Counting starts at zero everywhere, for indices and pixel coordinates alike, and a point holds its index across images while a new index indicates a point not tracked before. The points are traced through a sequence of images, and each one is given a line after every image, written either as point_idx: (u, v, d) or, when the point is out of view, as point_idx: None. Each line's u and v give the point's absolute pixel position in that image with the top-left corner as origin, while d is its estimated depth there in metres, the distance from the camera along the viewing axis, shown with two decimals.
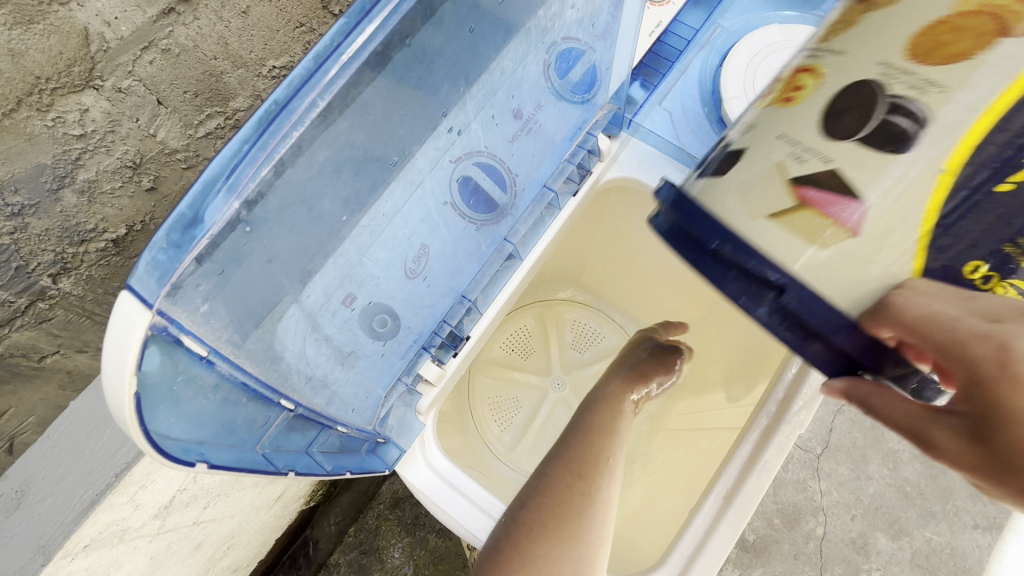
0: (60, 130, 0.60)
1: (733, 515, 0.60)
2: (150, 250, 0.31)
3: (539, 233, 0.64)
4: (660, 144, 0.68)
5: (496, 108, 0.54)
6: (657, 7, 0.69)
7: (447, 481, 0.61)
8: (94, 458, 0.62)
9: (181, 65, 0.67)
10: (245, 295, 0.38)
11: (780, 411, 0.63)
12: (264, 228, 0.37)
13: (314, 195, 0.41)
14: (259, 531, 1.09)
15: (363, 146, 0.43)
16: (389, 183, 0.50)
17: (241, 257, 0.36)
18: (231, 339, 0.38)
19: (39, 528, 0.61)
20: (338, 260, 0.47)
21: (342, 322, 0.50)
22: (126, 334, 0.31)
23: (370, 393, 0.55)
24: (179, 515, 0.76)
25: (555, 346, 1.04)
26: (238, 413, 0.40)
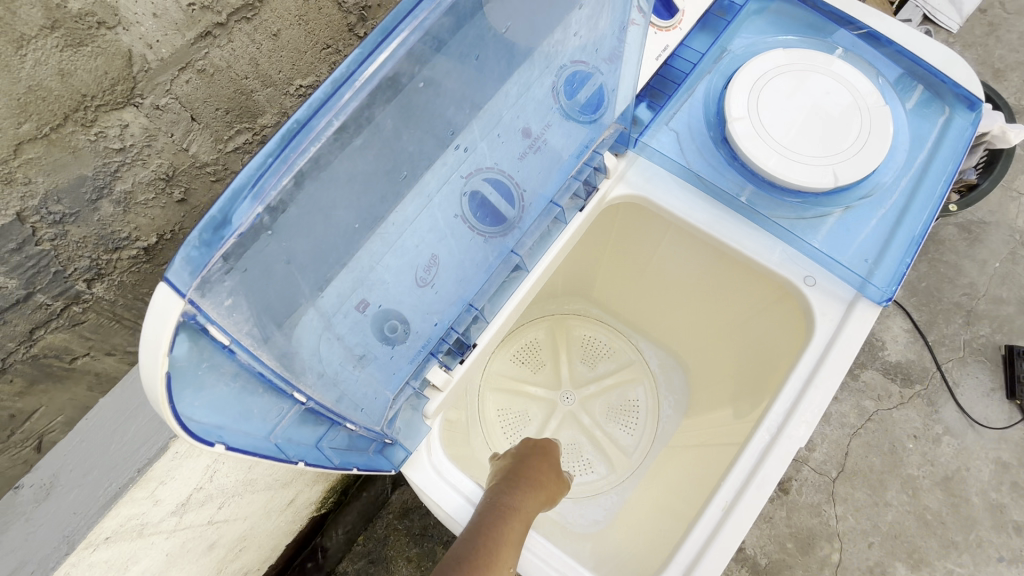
0: (101, 144, 0.64)
1: (731, 528, 0.60)
2: (183, 249, 0.34)
3: (545, 245, 0.66)
4: (665, 163, 0.70)
5: (503, 128, 0.56)
6: (663, 29, 0.69)
7: (443, 477, 0.63)
8: (119, 453, 0.66)
9: (215, 84, 0.72)
10: (263, 291, 0.41)
11: (780, 426, 0.63)
12: (284, 234, 0.40)
13: (330, 207, 0.44)
14: (270, 535, 1.12)
15: (374, 161, 0.46)
16: (401, 197, 0.52)
17: (260, 259, 0.39)
18: (254, 334, 0.41)
19: (63, 518, 0.64)
20: (352, 268, 0.50)
21: (353, 325, 0.52)
22: (161, 322, 0.34)
23: (379, 395, 0.56)
24: (195, 513, 0.79)
25: (565, 361, 1.08)
26: (253, 402, 0.43)
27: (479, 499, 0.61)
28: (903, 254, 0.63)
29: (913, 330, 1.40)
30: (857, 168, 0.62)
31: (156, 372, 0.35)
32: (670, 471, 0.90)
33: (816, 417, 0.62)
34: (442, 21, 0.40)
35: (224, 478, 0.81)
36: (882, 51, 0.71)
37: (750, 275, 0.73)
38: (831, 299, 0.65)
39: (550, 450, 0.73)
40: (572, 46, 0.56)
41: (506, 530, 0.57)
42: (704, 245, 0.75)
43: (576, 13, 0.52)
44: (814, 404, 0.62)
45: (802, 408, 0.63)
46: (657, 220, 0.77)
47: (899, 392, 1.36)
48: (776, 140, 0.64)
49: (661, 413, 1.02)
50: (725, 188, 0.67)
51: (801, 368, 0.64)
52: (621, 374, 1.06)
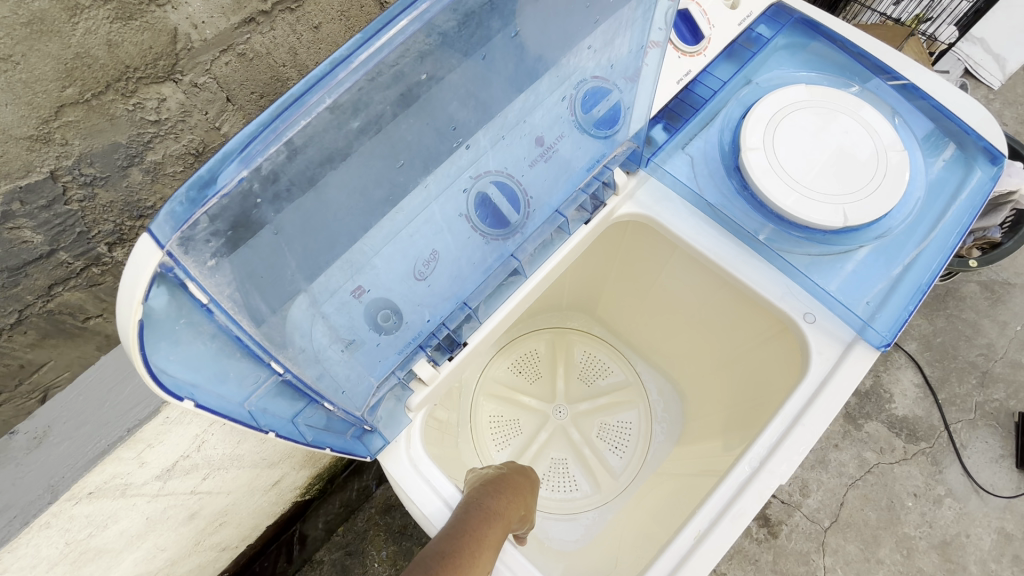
0: (137, 114, 0.66)
1: (703, 555, 0.59)
2: (170, 203, 0.34)
3: (547, 252, 0.67)
4: (676, 185, 0.70)
5: (510, 131, 0.56)
6: (689, 56, 0.68)
7: (417, 469, 0.63)
8: (113, 411, 0.68)
9: (252, 68, 0.75)
10: (250, 262, 0.41)
11: (762, 460, 0.62)
12: (282, 212, 0.41)
13: (327, 192, 0.44)
14: (251, 513, 1.15)
15: (378, 155, 0.46)
16: (405, 194, 0.52)
17: (249, 233, 0.40)
18: (241, 300, 0.41)
19: (50, 468, 0.65)
20: (351, 256, 0.51)
21: (345, 310, 0.53)
22: (140, 272, 0.34)
23: (363, 379, 0.57)
24: (178, 480, 0.82)
25: (562, 375, 1.09)
26: (231, 366, 0.44)
27: (460, 500, 0.61)
28: (906, 301, 0.62)
29: (923, 385, 1.37)
30: (869, 210, 0.62)
31: (129, 319, 0.35)
32: (653, 500, 0.88)
33: (800, 456, 0.61)
34: (451, 18, 0.40)
35: (208, 448, 0.83)
36: (916, 103, 0.71)
37: (752, 310, 0.73)
38: (829, 340, 0.64)
39: (529, 470, 0.73)
40: (588, 61, 0.56)
41: (488, 529, 0.56)
42: (707, 273, 0.75)
43: (596, 29, 0.53)
44: (799, 442, 0.61)
45: (787, 446, 0.61)
46: (664, 246, 0.77)
47: (903, 447, 1.32)
48: (788, 173, 0.64)
49: (651, 439, 1.02)
50: (733, 217, 0.67)
51: (791, 406, 0.63)
52: (615, 394, 1.07)
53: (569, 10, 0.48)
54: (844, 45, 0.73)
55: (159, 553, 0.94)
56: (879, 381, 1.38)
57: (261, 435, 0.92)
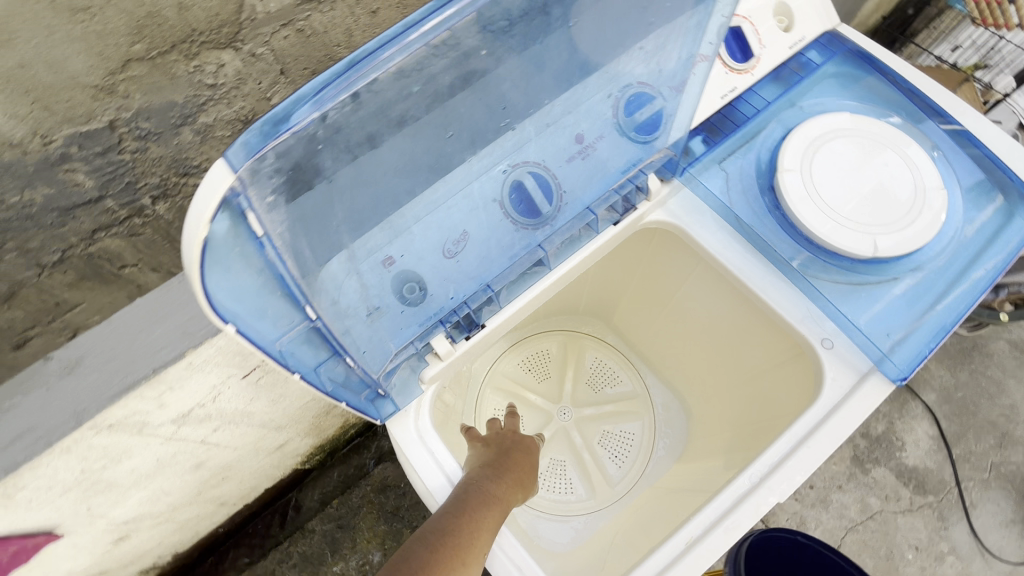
0: (196, 76, 0.70)
1: (693, 560, 0.60)
2: (245, 134, 0.36)
3: (572, 249, 0.69)
4: (707, 197, 0.71)
5: (555, 123, 0.57)
6: (737, 74, 0.68)
7: (421, 439, 0.65)
8: (141, 349, 0.71)
9: (309, 44, 0.78)
10: (305, 207, 0.43)
11: (762, 476, 0.62)
12: (338, 167, 0.43)
13: (376, 155, 0.45)
14: (253, 473, 1.18)
15: (425, 133, 0.47)
16: (450, 168, 0.53)
17: (309, 176, 0.41)
18: (287, 240, 0.43)
19: (77, 397, 0.69)
20: (389, 224, 0.53)
21: (375, 278, 0.55)
22: (208, 194, 0.36)
23: (384, 344, 0.59)
24: (191, 427, 0.85)
25: (570, 377, 1.10)
26: (271, 303, 0.45)
27: (463, 480, 0.62)
28: (927, 339, 0.62)
29: (938, 438, 1.34)
30: (900, 244, 0.62)
31: (195, 236, 0.37)
32: (648, 509, 0.90)
33: (802, 477, 0.61)
34: (516, 2, 0.42)
35: (222, 401, 0.86)
36: (968, 151, 0.70)
37: (768, 333, 0.73)
38: (845, 367, 0.64)
39: (535, 446, 0.74)
40: (642, 62, 0.57)
41: (487, 515, 0.57)
42: (729, 291, 0.75)
43: (654, 32, 0.54)
44: (802, 463, 0.61)
45: (789, 465, 0.61)
46: (688, 260, 0.78)
47: (909, 497, 1.29)
48: (823, 199, 0.64)
49: (652, 451, 1.03)
50: (763, 235, 0.67)
51: (799, 427, 0.63)
52: (620, 403, 1.08)
53: (623, 12, 0.49)
54: (895, 80, 0.73)
55: (162, 497, 0.98)
56: (892, 428, 1.35)
57: (272, 396, 0.95)
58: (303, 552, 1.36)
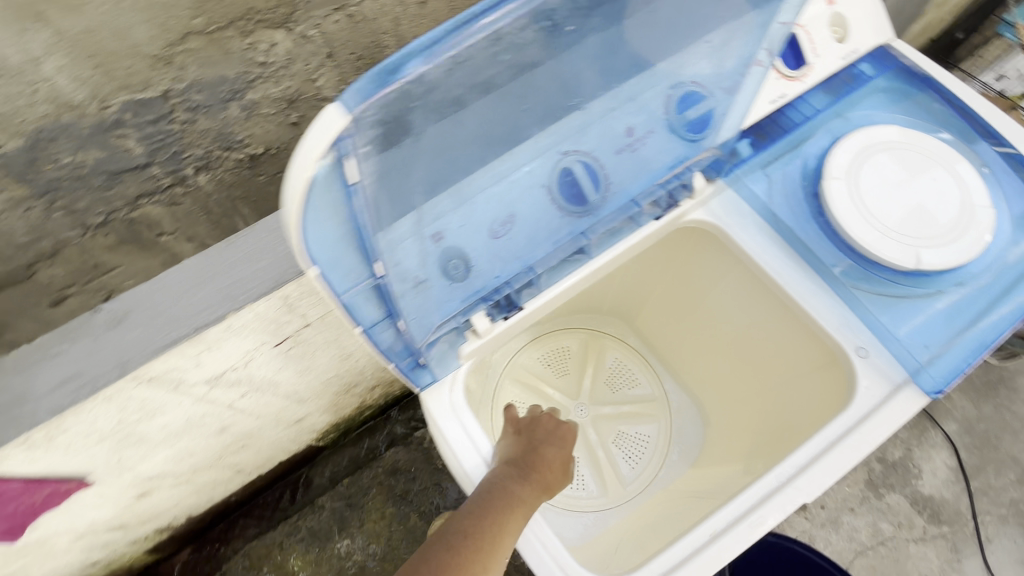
0: (244, 54, 1.19)
1: (713, 553, 0.61)
2: (359, 82, 0.39)
3: (612, 241, 0.68)
4: (751, 199, 0.71)
5: (612, 113, 0.59)
6: (788, 81, 0.66)
7: (455, 413, 0.67)
8: (185, 309, 0.74)
9: (356, 30, 1.24)
10: (393, 161, 0.45)
11: (789, 477, 0.62)
12: (428, 126, 0.46)
13: (457, 120, 0.48)
14: (271, 444, 1.21)
15: (490, 112, 0.50)
16: (516, 145, 0.56)
17: (404, 131, 0.44)
18: (370, 194, 0.45)
19: (122, 348, 0.71)
20: (450, 195, 0.54)
21: (422, 254, 0.54)
22: (321, 135, 0.39)
23: (428, 315, 0.60)
24: (222, 390, 0.88)
25: (590, 375, 1.11)
26: (347, 255, 0.48)
27: (489, 476, 0.64)
28: (965, 354, 0.62)
29: (956, 469, 1.31)
30: (945, 257, 0.62)
31: (301, 176, 0.40)
32: (663, 508, 0.91)
33: (829, 480, 0.61)
34: None
35: (254, 366, 0.88)
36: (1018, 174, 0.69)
37: (800, 341, 0.74)
38: (879, 377, 0.64)
39: (566, 438, 0.73)
40: (706, 56, 0.60)
41: (509, 520, 0.60)
42: (765, 297, 0.75)
43: (718, 26, 0.59)
44: (831, 467, 0.62)
45: (816, 467, 0.62)
46: (724, 264, 0.79)
47: (923, 526, 1.27)
48: (868, 208, 0.64)
49: (667, 455, 1.03)
50: (804, 240, 0.68)
51: (830, 431, 0.63)
52: (638, 404, 1.08)
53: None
54: (947, 98, 0.72)
55: (186, 457, 1.00)
56: (909, 455, 1.33)
57: (300, 366, 0.98)
58: (311, 528, 1.37)
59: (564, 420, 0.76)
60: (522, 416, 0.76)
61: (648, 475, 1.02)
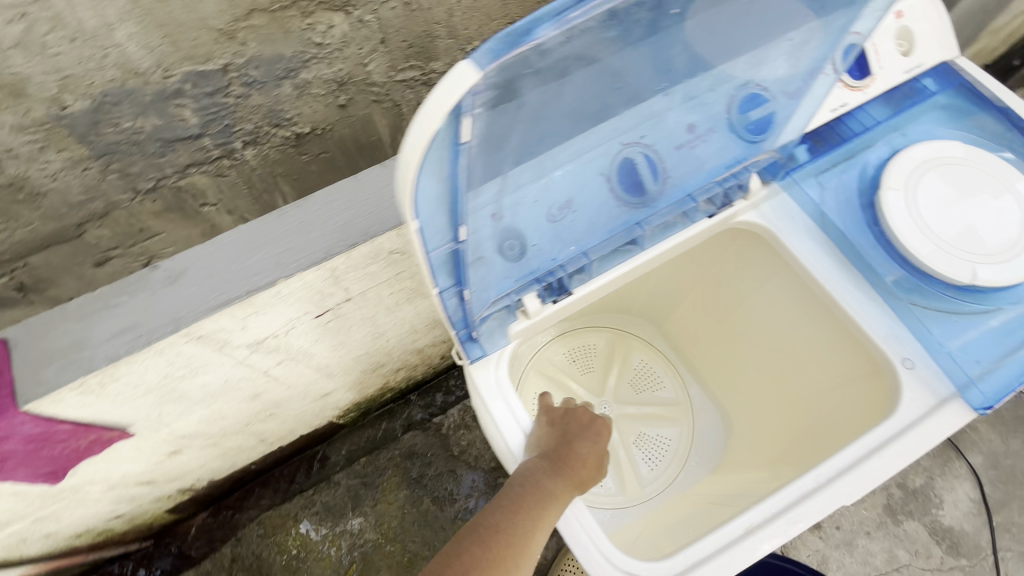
0: (303, 36, 1.18)
1: (748, 546, 0.61)
2: (490, 41, 0.38)
3: (666, 234, 0.70)
4: (806, 205, 0.71)
5: (681, 107, 0.60)
6: (849, 89, 0.69)
7: (500, 389, 0.69)
8: (237, 273, 0.76)
9: (412, 18, 1.25)
10: (498, 125, 0.45)
11: (830, 478, 0.63)
12: (532, 90, 0.45)
13: (558, 91, 0.47)
14: (296, 416, 1.24)
15: (584, 90, 0.49)
16: (595, 124, 0.56)
17: (514, 95, 0.44)
18: (471, 157, 0.45)
19: (176, 304, 0.74)
20: (530, 167, 0.54)
21: (492, 229, 0.55)
22: (450, 90, 0.38)
23: (487, 290, 0.60)
24: (261, 356, 0.90)
25: (614, 374, 1.11)
26: (438, 215, 0.48)
27: (522, 470, 0.64)
28: (1015, 373, 0.61)
29: (979, 502, 1.29)
30: (1000, 274, 0.62)
31: (426, 130, 0.40)
32: (687, 506, 0.91)
33: (870, 484, 0.62)
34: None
35: (293, 335, 0.91)
36: None
37: (843, 350, 0.74)
38: (924, 390, 0.63)
39: (600, 435, 0.73)
40: (786, 54, 0.60)
41: (541, 515, 0.60)
42: (811, 304, 0.76)
43: (805, 24, 0.56)
44: (873, 472, 0.62)
45: (859, 471, 0.62)
46: (769, 268, 0.80)
47: (941, 557, 1.25)
48: (925, 221, 0.64)
49: (687, 459, 1.03)
50: (859, 249, 0.68)
51: (873, 437, 0.63)
52: (661, 406, 1.08)
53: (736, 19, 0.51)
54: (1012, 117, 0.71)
55: (218, 420, 1.03)
56: (931, 484, 1.31)
57: (335, 341, 1.01)
58: (326, 503, 1.40)
59: (597, 414, 0.76)
60: (556, 407, 0.75)
61: (666, 478, 1.02)
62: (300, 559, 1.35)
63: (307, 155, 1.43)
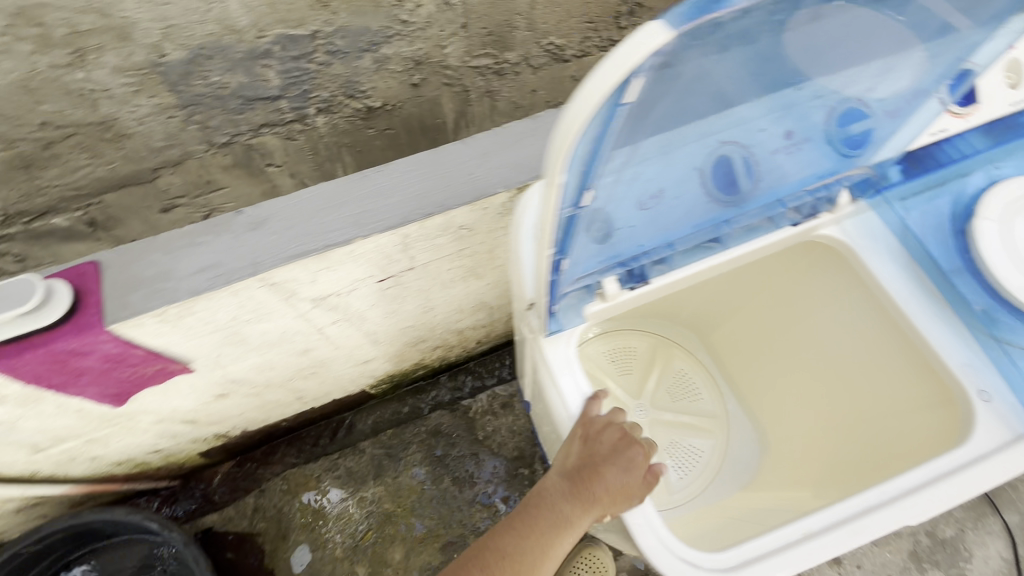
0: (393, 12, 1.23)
1: (806, 550, 0.63)
2: (683, 4, 0.38)
3: (748, 236, 0.70)
4: (891, 226, 0.73)
5: (795, 108, 0.60)
6: (952, 117, 0.70)
7: (568, 363, 0.70)
8: (317, 227, 0.79)
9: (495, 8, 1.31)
10: (653, 95, 0.46)
11: (895, 496, 0.64)
12: (692, 62, 0.45)
13: (704, 74, 0.49)
14: (335, 379, 1.27)
15: (721, 80, 0.51)
16: (718, 113, 0.56)
17: (677, 65, 0.44)
18: (621, 120, 0.46)
19: (256, 250, 0.77)
20: (659, 142, 0.54)
21: (601, 202, 0.55)
22: (640, 43, 0.38)
23: (578, 264, 0.62)
24: (320, 312, 0.93)
25: (653, 378, 1.10)
26: (574, 176, 0.48)
27: (537, 491, 0.67)
28: None
29: (1011, 561, 1.25)
30: None
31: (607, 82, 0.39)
32: (724, 513, 0.92)
33: (934, 508, 0.63)
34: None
35: (353, 296, 0.93)
36: None
37: (908, 376, 0.75)
38: (998, 424, 0.64)
39: (638, 460, 0.67)
40: (914, 67, 0.60)
41: (546, 540, 0.64)
42: (882, 327, 0.76)
43: (935, 43, 0.58)
44: (938, 497, 0.63)
45: (925, 493, 0.63)
46: (840, 288, 0.81)
47: None
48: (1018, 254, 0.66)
49: (717, 475, 1.02)
50: (945, 274, 0.69)
51: (941, 463, 0.64)
52: (696, 417, 1.08)
53: (841, 39, 0.53)
54: None
55: (266, 370, 1.07)
56: (961, 536, 1.27)
57: (388, 308, 1.03)
58: (349, 468, 1.42)
59: (636, 440, 0.69)
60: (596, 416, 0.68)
61: (696, 488, 1.01)
62: (319, 519, 1.37)
63: (373, 129, 1.44)
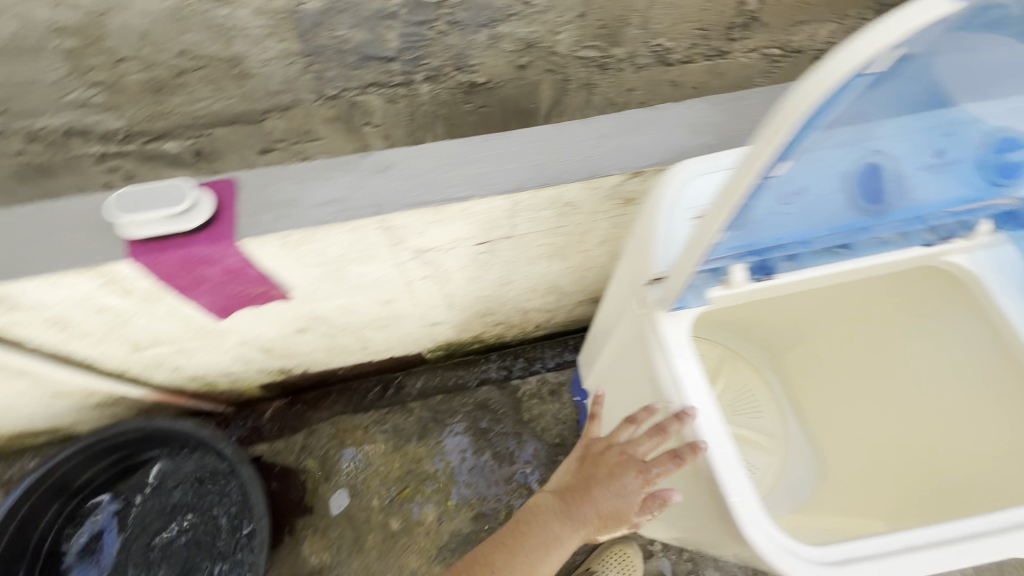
0: None
1: (910, 560, 0.66)
2: None
3: (879, 251, 0.72)
4: (1019, 261, 0.75)
5: (966, 124, 0.61)
6: None
7: (678, 346, 0.73)
8: (438, 180, 0.83)
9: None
10: (876, 89, 0.48)
11: (1005, 527, 0.67)
12: (924, 54, 0.46)
13: (917, 76, 0.50)
14: (401, 335, 1.31)
15: (927, 86, 0.53)
16: (902, 115, 0.56)
17: (908, 60, 0.46)
18: (842, 101, 0.47)
19: (379, 193, 0.81)
20: (846, 133, 0.54)
21: (773, 183, 0.56)
22: (913, 17, 0.39)
23: (721, 246, 0.65)
24: (415, 264, 0.97)
25: (720, 387, 1.09)
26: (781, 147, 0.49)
27: (532, 506, 0.80)
28: None
29: None
30: None
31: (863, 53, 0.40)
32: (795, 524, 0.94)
33: None
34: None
35: (449, 254, 0.97)
36: None
37: (1009, 418, 0.78)
38: None
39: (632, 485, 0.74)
40: None
41: (535, 550, 0.76)
42: (990, 362, 0.78)
43: None
44: None
45: None
46: (947, 321, 0.83)
47: None
48: None
49: (773, 491, 1.02)
50: None
51: None
52: (761, 431, 1.07)
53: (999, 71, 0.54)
54: None
55: (347, 313, 1.11)
56: None
57: (473, 273, 1.06)
58: (396, 425, 1.47)
59: (631, 458, 0.75)
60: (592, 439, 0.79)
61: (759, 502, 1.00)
62: (361, 467, 1.42)
63: (471, 104, 1.42)
